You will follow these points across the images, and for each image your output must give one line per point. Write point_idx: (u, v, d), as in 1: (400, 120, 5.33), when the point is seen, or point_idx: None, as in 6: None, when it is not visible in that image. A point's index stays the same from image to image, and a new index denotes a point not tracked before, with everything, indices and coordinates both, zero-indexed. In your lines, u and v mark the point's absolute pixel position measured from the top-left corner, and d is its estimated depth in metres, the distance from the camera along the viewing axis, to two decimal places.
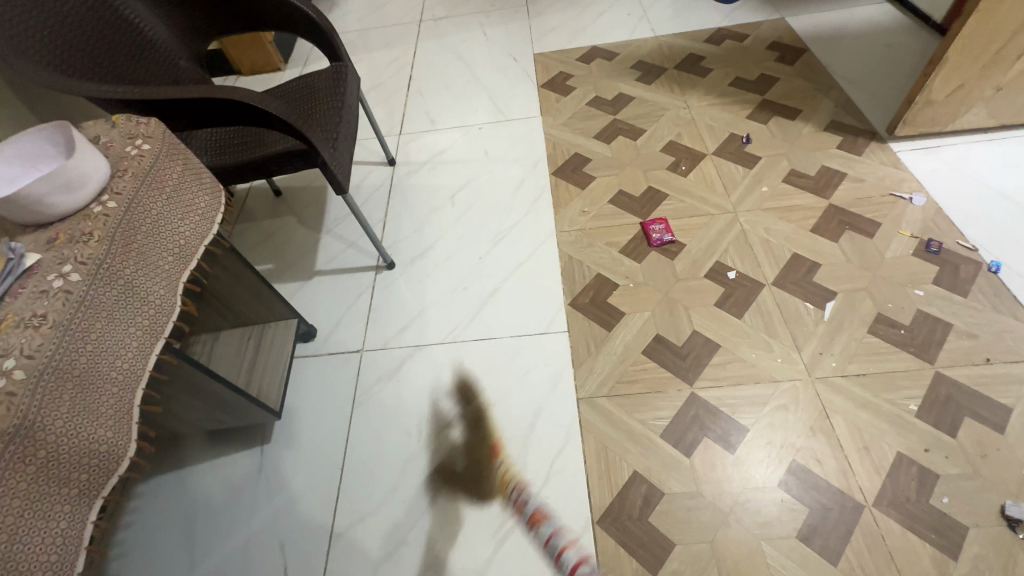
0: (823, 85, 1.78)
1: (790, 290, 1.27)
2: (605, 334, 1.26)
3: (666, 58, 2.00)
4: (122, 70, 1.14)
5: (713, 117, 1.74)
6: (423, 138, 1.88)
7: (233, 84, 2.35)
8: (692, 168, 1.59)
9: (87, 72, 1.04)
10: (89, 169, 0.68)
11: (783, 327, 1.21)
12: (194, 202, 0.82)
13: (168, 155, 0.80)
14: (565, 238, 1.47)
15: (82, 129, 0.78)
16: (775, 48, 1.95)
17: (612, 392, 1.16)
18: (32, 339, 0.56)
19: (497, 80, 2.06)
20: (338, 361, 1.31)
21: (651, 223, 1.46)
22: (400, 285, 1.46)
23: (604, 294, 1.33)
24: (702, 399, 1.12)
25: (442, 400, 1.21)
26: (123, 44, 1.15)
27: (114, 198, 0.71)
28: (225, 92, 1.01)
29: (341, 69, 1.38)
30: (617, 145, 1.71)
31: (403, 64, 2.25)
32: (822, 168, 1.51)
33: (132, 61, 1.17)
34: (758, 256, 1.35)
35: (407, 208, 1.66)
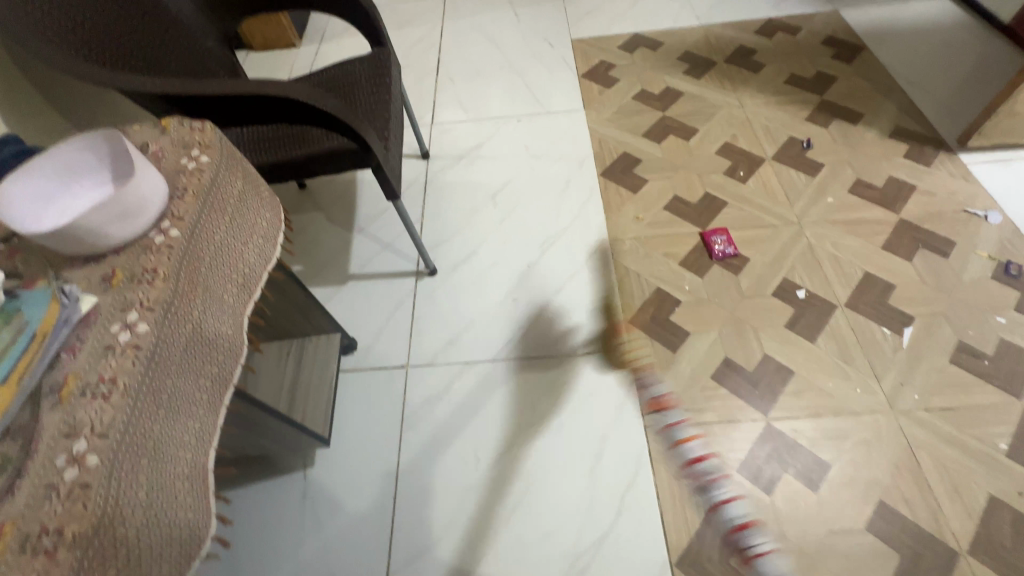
0: (884, 86, 1.68)
1: (865, 312, 1.20)
2: (670, 356, 1.19)
3: (715, 49, 1.89)
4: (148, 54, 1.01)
5: (769, 118, 1.64)
6: (457, 129, 1.76)
7: (243, 60, 2.18)
8: (751, 173, 1.50)
9: (114, 58, 0.91)
10: (148, 191, 0.58)
11: (860, 354, 1.15)
12: (257, 221, 0.71)
13: (227, 167, 0.69)
14: (620, 247, 1.39)
15: (128, 136, 0.68)
16: (831, 43, 1.84)
17: (682, 421, 1.10)
18: (102, 412, 0.47)
19: (534, 68, 1.93)
20: (382, 377, 1.23)
21: (712, 234, 1.37)
22: (444, 294, 1.36)
23: (666, 311, 1.26)
24: (779, 431, 1.07)
25: (498, 424, 1.14)
26: (149, 26, 1.01)
27: (176, 223, 0.60)
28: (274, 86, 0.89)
29: (383, 55, 1.26)
30: (669, 145, 1.61)
31: (429, 46, 2.10)
32: (889, 179, 1.43)
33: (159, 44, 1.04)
34: (828, 274, 1.27)
35: (445, 207, 1.55)
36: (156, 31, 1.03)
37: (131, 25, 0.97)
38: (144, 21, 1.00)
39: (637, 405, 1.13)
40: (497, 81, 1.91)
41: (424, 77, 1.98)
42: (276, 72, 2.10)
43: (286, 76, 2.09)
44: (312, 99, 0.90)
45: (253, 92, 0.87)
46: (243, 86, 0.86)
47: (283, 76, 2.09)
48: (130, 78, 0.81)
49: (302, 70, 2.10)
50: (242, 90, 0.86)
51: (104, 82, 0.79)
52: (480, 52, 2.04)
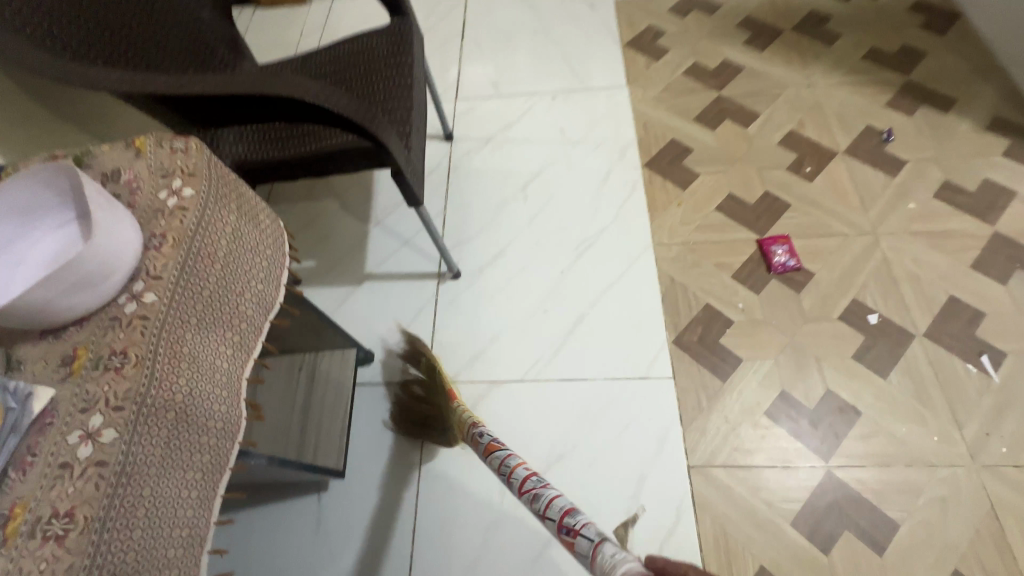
0: (983, 65, 1.43)
1: (947, 345, 1.05)
2: (718, 386, 1.07)
3: (782, 14, 1.64)
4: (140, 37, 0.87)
5: (844, 102, 1.42)
6: (484, 106, 1.58)
7: (250, 18, 1.99)
8: (819, 170, 1.31)
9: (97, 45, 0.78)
10: (109, 248, 0.46)
11: (940, 395, 1.01)
12: (255, 261, 0.59)
13: (217, 201, 0.56)
14: (665, 254, 1.24)
15: (94, 160, 0.55)
16: (922, 10, 1.57)
17: (729, 462, 0.99)
18: (55, 560, 0.38)
19: (571, 35, 1.71)
20: (400, 394, 1.14)
21: (772, 242, 1.21)
22: (470, 301, 1.24)
23: (715, 333, 1.12)
24: (841, 481, 0.96)
25: (527, 454, 1.05)
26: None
27: (152, 285, 0.49)
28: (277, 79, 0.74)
29: (404, 27, 1.09)
30: (724, 132, 1.42)
31: (453, 5, 1.88)
32: (984, 182, 1.24)
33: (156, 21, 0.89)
34: (906, 296, 1.12)
35: (470, 199, 1.40)
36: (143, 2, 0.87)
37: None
38: None
39: (679, 440, 1.03)
40: (531, 49, 1.71)
41: (447, 42, 1.77)
42: (287, 32, 1.91)
43: (298, 37, 1.90)
44: (322, 97, 0.75)
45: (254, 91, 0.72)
46: (238, 84, 0.71)
47: (294, 37, 1.90)
48: (107, 75, 0.67)
49: (316, 30, 1.91)
50: (237, 89, 0.71)
51: (80, 81, 0.65)
52: (511, 14, 1.82)
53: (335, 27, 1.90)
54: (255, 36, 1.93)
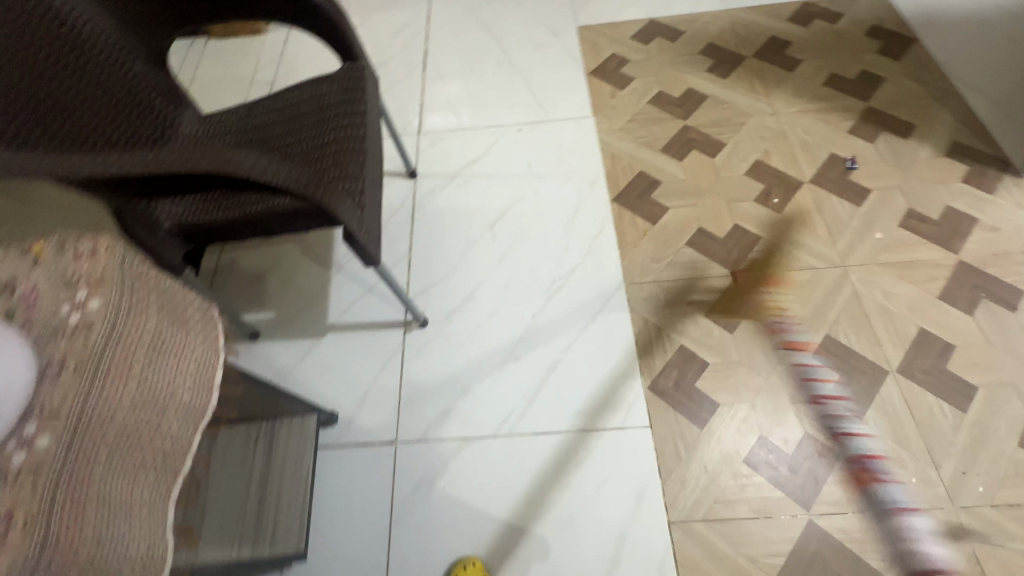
0: (939, 90, 1.46)
1: (919, 380, 1.05)
2: (695, 433, 1.04)
3: (743, 41, 1.64)
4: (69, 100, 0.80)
5: (807, 129, 1.43)
6: (448, 140, 1.54)
7: (202, 50, 1.91)
8: (786, 201, 1.31)
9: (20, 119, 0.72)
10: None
11: (916, 434, 1.00)
12: (180, 365, 0.54)
13: (131, 310, 0.50)
14: (637, 293, 1.21)
15: None
16: (877, 35, 1.60)
17: (710, 515, 0.96)
18: None
19: (535, 64, 1.69)
20: (367, 456, 1.08)
21: (744, 277, 1.20)
22: (439, 350, 1.19)
23: (690, 377, 1.10)
24: (823, 531, 0.93)
25: (503, 515, 1.00)
26: (63, 61, 0.80)
27: (47, 424, 0.42)
28: (211, 153, 0.70)
29: (356, 72, 1.05)
30: (692, 163, 1.40)
31: (414, 34, 1.84)
32: (946, 210, 1.25)
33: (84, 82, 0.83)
34: (877, 331, 1.11)
35: (435, 240, 1.35)
36: (66, 62, 0.80)
37: (35, 65, 0.75)
38: (51, 55, 0.78)
39: (659, 494, 0.99)
40: (495, 80, 1.67)
41: (409, 73, 1.73)
42: (242, 64, 1.84)
43: (254, 69, 1.83)
44: (256, 169, 0.72)
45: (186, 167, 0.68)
46: (163, 162, 0.67)
47: (250, 69, 1.83)
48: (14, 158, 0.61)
49: (272, 61, 1.84)
50: (162, 167, 0.67)
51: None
52: (473, 42, 1.78)
53: (292, 58, 1.84)
54: (207, 69, 1.85)
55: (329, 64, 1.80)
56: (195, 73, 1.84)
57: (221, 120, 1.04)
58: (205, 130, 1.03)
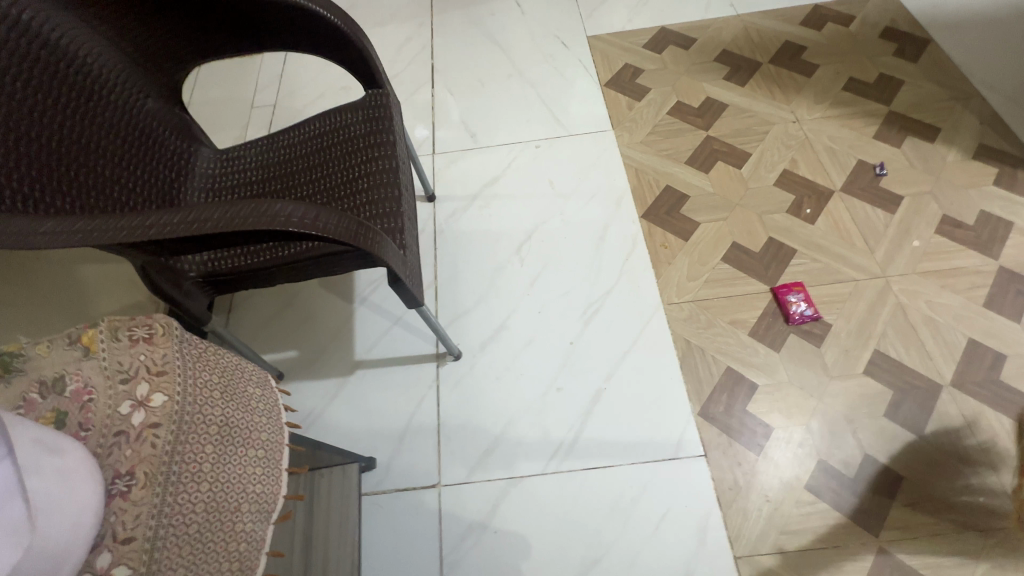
0: (960, 91, 1.45)
1: (974, 393, 1.03)
2: (752, 460, 1.00)
3: (757, 47, 1.62)
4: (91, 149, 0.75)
5: (832, 136, 1.40)
6: (465, 160, 1.49)
7: (197, 73, 1.84)
8: (819, 211, 1.28)
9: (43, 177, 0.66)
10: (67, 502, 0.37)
11: (978, 451, 0.97)
12: (248, 454, 0.47)
13: (196, 401, 0.45)
14: (676, 314, 1.18)
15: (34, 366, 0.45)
16: (891, 37, 1.59)
17: (777, 548, 0.92)
18: None
19: (547, 77, 1.65)
20: (410, 503, 1.02)
21: (787, 292, 1.17)
22: (476, 383, 1.14)
23: (741, 401, 1.06)
24: (895, 557, 0.90)
25: (560, 558, 0.96)
26: (79, 110, 0.74)
27: (122, 552, 0.38)
28: (256, 205, 0.63)
29: (381, 100, 0.99)
30: (719, 175, 1.37)
31: (419, 49, 1.79)
32: (981, 214, 1.23)
33: (101, 129, 0.77)
34: (926, 343, 1.09)
35: (462, 267, 1.30)
36: (75, 105, 0.74)
37: (46, 111, 0.69)
38: (62, 98, 0.72)
39: (722, 528, 0.95)
40: (508, 94, 1.63)
41: (418, 90, 1.68)
42: (240, 86, 1.76)
43: (253, 91, 1.75)
44: (307, 220, 0.65)
45: (231, 224, 0.62)
46: (205, 219, 0.62)
47: (249, 91, 1.75)
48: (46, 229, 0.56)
49: (272, 82, 1.77)
50: (206, 226, 0.62)
51: (17, 242, 0.55)
52: (481, 56, 1.73)
53: (293, 79, 1.77)
54: (204, 92, 1.78)
55: (332, 84, 1.74)
56: (191, 97, 1.77)
57: (240, 156, 0.98)
58: (222, 166, 0.97)
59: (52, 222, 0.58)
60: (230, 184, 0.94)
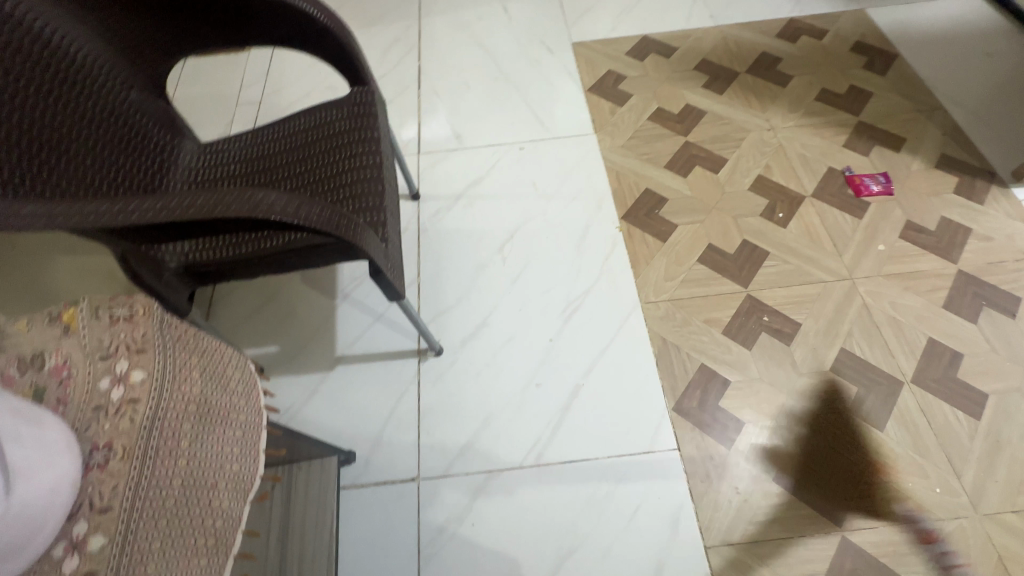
0: (925, 104, 1.52)
1: (934, 390, 1.08)
2: (723, 453, 1.03)
3: (735, 57, 1.67)
4: (73, 137, 0.75)
5: (804, 144, 1.46)
6: (449, 160, 1.51)
7: (181, 68, 1.84)
8: (791, 215, 1.33)
9: (25, 163, 0.67)
10: (54, 467, 0.38)
11: (936, 445, 1.02)
12: (226, 433, 0.49)
13: (174, 379, 0.46)
14: (653, 312, 1.21)
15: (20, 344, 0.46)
16: (861, 51, 1.65)
17: (745, 538, 0.95)
18: None
19: (532, 81, 1.68)
20: (388, 496, 1.03)
21: (859, 183, 1.37)
22: (456, 379, 1.16)
23: (714, 397, 1.10)
24: (857, 547, 0.94)
25: (536, 550, 0.97)
26: (60, 99, 0.74)
27: (99, 523, 0.39)
28: (237, 193, 0.65)
29: (365, 97, 1.01)
30: (696, 179, 1.42)
31: (406, 51, 1.81)
32: (942, 221, 1.29)
33: (83, 118, 0.78)
34: (889, 342, 1.14)
35: (444, 264, 1.32)
36: (60, 92, 0.74)
37: (29, 98, 0.70)
38: (46, 85, 0.73)
39: (693, 519, 0.98)
40: (493, 97, 1.65)
41: (404, 91, 1.70)
42: (225, 82, 1.76)
43: (238, 88, 1.75)
44: (288, 209, 0.66)
45: (211, 212, 0.63)
46: (186, 205, 0.63)
47: (234, 87, 1.75)
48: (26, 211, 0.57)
49: (257, 79, 1.77)
50: (188, 213, 0.62)
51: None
52: (468, 59, 1.76)
53: (279, 77, 1.77)
54: (188, 87, 1.77)
55: (318, 82, 1.75)
56: (175, 92, 1.76)
57: (223, 149, 0.99)
58: (204, 159, 0.98)
59: (31, 204, 0.58)
60: (213, 176, 0.95)
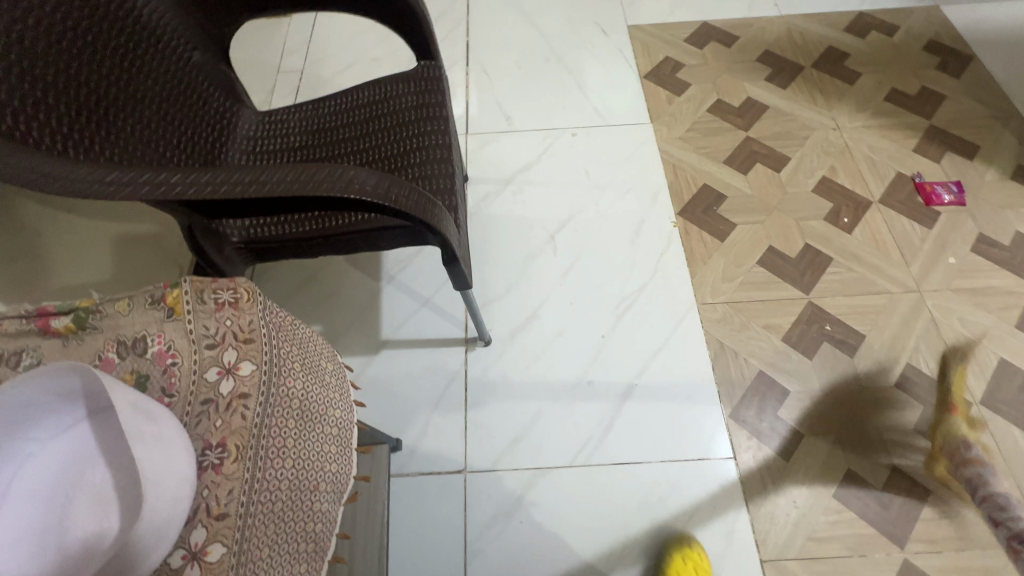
0: (1002, 110, 1.44)
1: (1003, 413, 1.03)
2: (780, 464, 1.00)
3: (800, 49, 1.59)
4: (140, 99, 0.71)
5: (872, 146, 1.39)
6: (498, 142, 1.46)
7: None
8: (857, 221, 1.27)
9: (96, 125, 0.63)
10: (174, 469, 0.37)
11: (1004, 470, 0.98)
12: (325, 431, 0.46)
13: (277, 374, 0.43)
14: (710, 314, 1.17)
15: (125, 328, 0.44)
16: (935, 50, 1.57)
17: (803, 554, 0.93)
18: None
19: (586, 63, 1.61)
20: (434, 487, 1.01)
21: (930, 190, 1.30)
22: (504, 371, 1.12)
23: (772, 406, 1.06)
24: (919, 570, 0.91)
25: (586, 551, 0.95)
26: (128, 59, 0.71)
27: (216, 531, 0.37)
28: (323, 169, 0.60)
29: (432, 73, 0.95)
30: (757, 177, 1.36)
31: (454, 25, 1.73)
32: (1017, 236, 1.23)
33: (150, 80, 0.74)
34: (958, 360, 1.09)
35: (493, 251, 1.28)
36: (128, 54, 0.71)
37: (100, 58, 0.66)
38: (118, 47, 0.69)
39: (749, 531, 0.95)
40: (544, 79, 1.59)
41: (451, 68, 1.63)
42: (266, 48, 1.70)
43: (280, 54, 1.70)
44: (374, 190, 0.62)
45: (298, 188, 0.59)
46: (268, 180, 0.58)
47: (275, 54, 1.70)
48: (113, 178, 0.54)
49: (300, 46, 1.71)
50: (272, 189, 0.58)
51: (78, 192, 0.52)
52: (518, 38, 1.69)
53: (322, 45, 1.71)
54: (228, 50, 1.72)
55: (362, 53, 1.68)
56: None
57: (283, 119, 0.94)
58: (264, 129, 0.93)
59: (112, 170, 0.55)
60: (274, 148, 0.90)
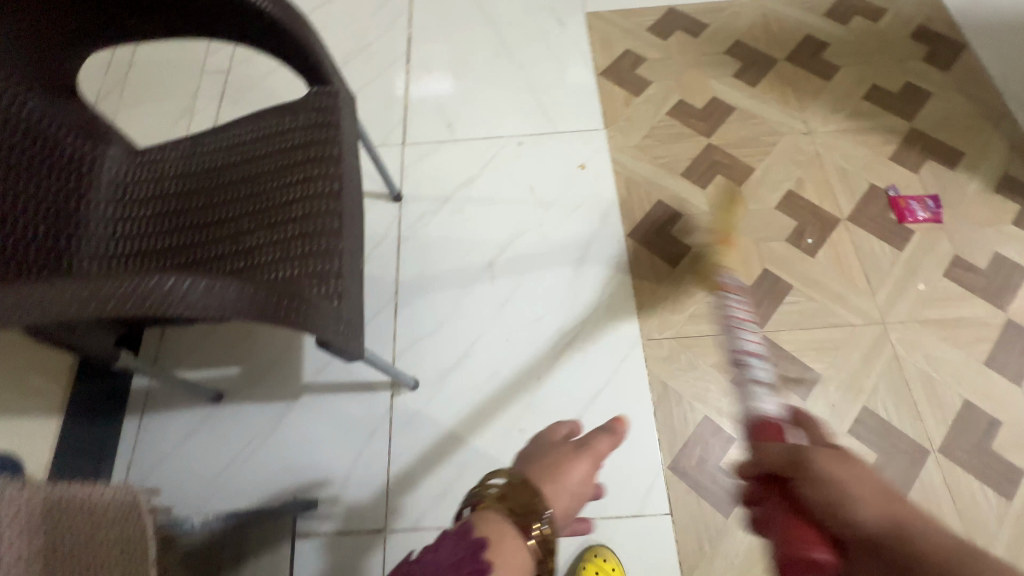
0: (991, 109, 1.30)
1: (962, 462, 0.96)
2: (719, 522, 0.94)
3: (774, 39, 1.44)
4: None
5: (845, 154, 1.27)
6: (437, 153, 1.33)
7: None
8: (822, 242, 1.17)
9: None
10: None
11: (957, 526, 0.92)
12: None
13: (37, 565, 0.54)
14: (655, 352, 1.08)
15: None
16: (923, 37, 1.41)
17: None
18: None
19: (538, 59, 1.46)
20: (353, 546, 0.96)
21: (904, 205, 1.19)
22: (431, 417, 1.05)
23: (715, 456, 0.99)
24: None
25: None
26: None
27: None
28: (142, 283, 0.53)
29: (325, 101, 0.83)
30: (716, 191, 1.24)
31: (394, 15, 1.57)
32: (995, 258, 1.13)
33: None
34: (919, 402, 1.01)
35: (426, 280, 1.18)
36: None
37: None
38: None
39: None
40: (491, 78, 1.44)
41: (390, 65, 1.48)
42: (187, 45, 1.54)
43: (204, 52, 1.54)
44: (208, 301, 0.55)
45: (110, 307, 0.51)
46: (77, 298, 0.51)
47: (199, 52, 1.55)
48: None
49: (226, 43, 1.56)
50: (78, 308, 0.51)
51: None
52: (465, 29, 1.53)
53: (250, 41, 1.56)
54: (148, 49, 1.57)
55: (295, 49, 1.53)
56: (133, 55, 1.56)
57: (158, 159, 0.83)
58: (134, 170, 0.82)
59: None
60: (143, 197, 0.80)
